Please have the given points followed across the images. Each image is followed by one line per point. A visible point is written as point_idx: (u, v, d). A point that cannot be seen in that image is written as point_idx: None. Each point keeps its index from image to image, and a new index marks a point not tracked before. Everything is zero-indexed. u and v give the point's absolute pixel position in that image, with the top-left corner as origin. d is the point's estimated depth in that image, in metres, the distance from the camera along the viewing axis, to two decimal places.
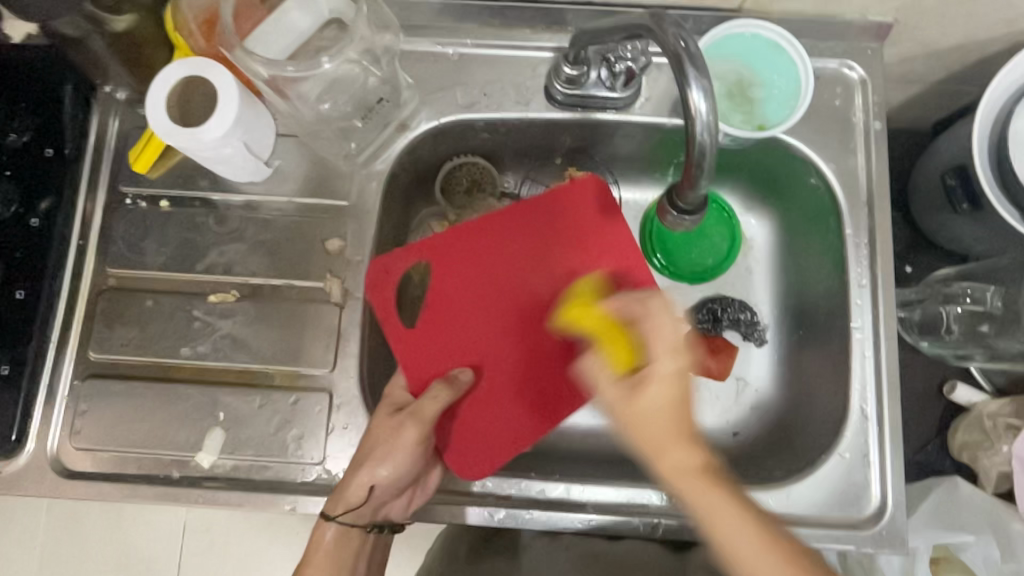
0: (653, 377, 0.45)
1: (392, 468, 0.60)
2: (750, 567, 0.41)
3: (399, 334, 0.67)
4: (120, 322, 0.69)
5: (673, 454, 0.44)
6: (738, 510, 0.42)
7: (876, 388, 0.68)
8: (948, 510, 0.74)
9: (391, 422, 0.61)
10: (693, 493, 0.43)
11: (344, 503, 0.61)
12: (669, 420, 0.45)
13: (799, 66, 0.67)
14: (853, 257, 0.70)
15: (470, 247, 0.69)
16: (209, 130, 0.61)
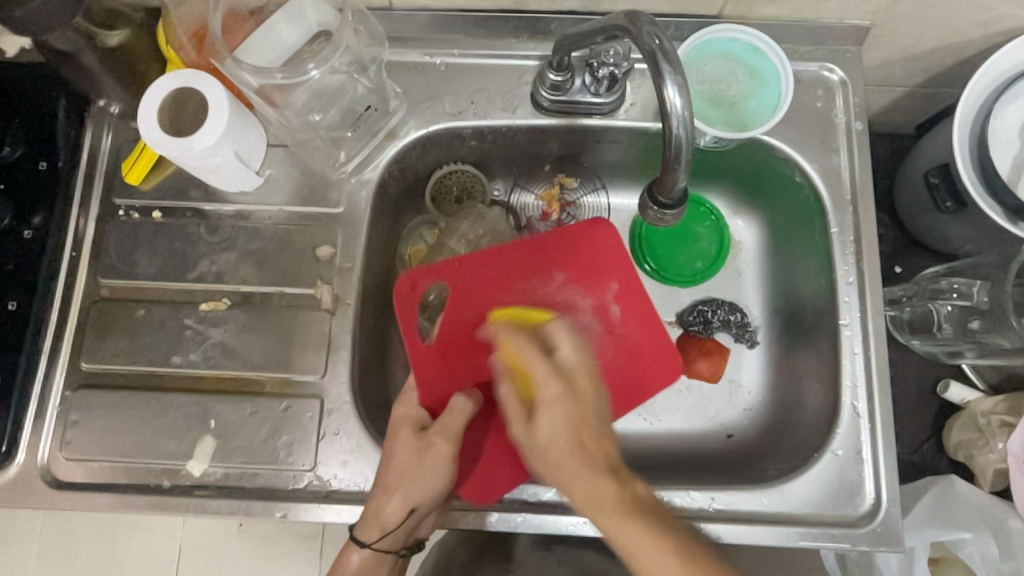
0: (542, 403, 0.52)
1: (430, 486, 0.59)
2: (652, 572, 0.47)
3: (419, 353, 0.67)
4: (112, 331, 0.69)
5: (580, 483, 0.50)
6: (638, 527, 0.48)
7: (867, 385, 0.67)
8: (946, 508, 0.74)
9: (418, 442, 0.60)
10: (605, 522, 0.49)
11: (380, 529, 0.59)
12: (562, 450, 0.51)
13: (779, 67, 0.69)
14: (839, 255, 0.71)
15: (489, 271, 0.70)
16: (198, 139, 0.62)
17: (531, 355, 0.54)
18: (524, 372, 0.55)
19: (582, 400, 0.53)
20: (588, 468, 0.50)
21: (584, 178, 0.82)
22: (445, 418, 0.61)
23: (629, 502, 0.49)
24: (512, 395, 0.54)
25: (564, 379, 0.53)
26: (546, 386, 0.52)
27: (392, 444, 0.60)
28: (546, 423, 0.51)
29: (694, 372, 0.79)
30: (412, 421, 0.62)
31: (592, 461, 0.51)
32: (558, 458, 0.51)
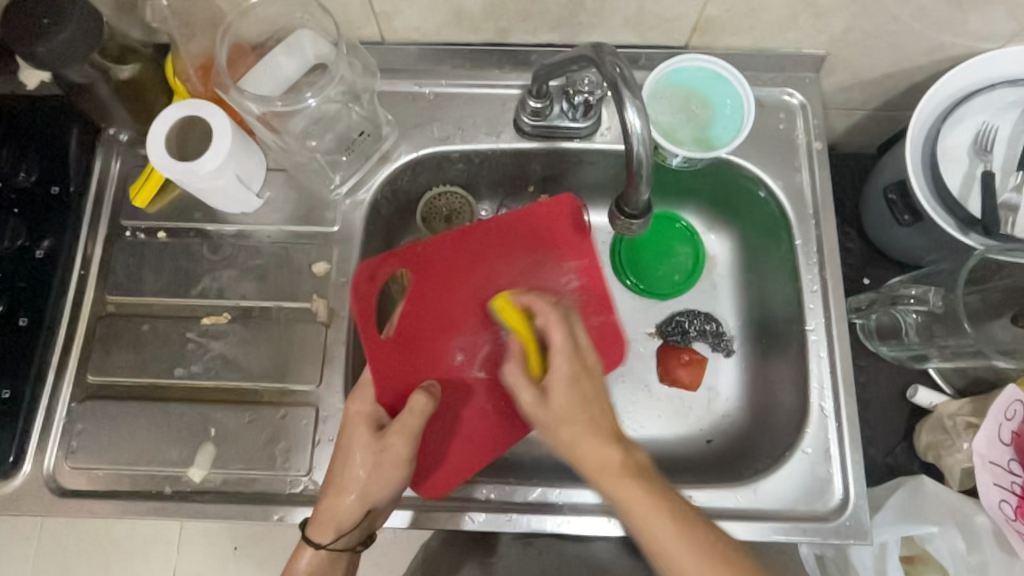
0: (552, 379, 0.57)
1: (384, 485, 0.61)
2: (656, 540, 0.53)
3: (376, 345, 0.68)
4: (117, 345, 0.73)
5: (590, 450, 0.55)
6: (641, 490, 0.53)
7: (833, 386, 0.72)
8: (914, 505, 0.77)
9: (375, 443, 0.61)
10: (614, 488, 0.54)
11: (334, 528, 0.62)
12: (575, 419, 0.56)
13: (740, 92, 0.74)
14: (804, 265, 0.76)
15: (447, 261, 0.72)
16: (203, 163, 0.67)
17: (553, 326, 0.59)
18: (535, 348, 0.60)
19: (591, 377, 0.58)
20: (590, 435, 0.55)
21: (566, 198, 0.88)
22: (402, 419, 0.61)
23: (632, 467, 0.55)
24: (521, 373, 0.59)
25: (575, 360, 0.58)
26: (561, 363, 0.57)
27: (349, 444, 0.62)
28: (558, 390, 0.57)
29: (673, 379, 0.83)
30: (370, 419, 0.64)
31: (601, 429, 0.56)
32: (568, 430, 0.56)
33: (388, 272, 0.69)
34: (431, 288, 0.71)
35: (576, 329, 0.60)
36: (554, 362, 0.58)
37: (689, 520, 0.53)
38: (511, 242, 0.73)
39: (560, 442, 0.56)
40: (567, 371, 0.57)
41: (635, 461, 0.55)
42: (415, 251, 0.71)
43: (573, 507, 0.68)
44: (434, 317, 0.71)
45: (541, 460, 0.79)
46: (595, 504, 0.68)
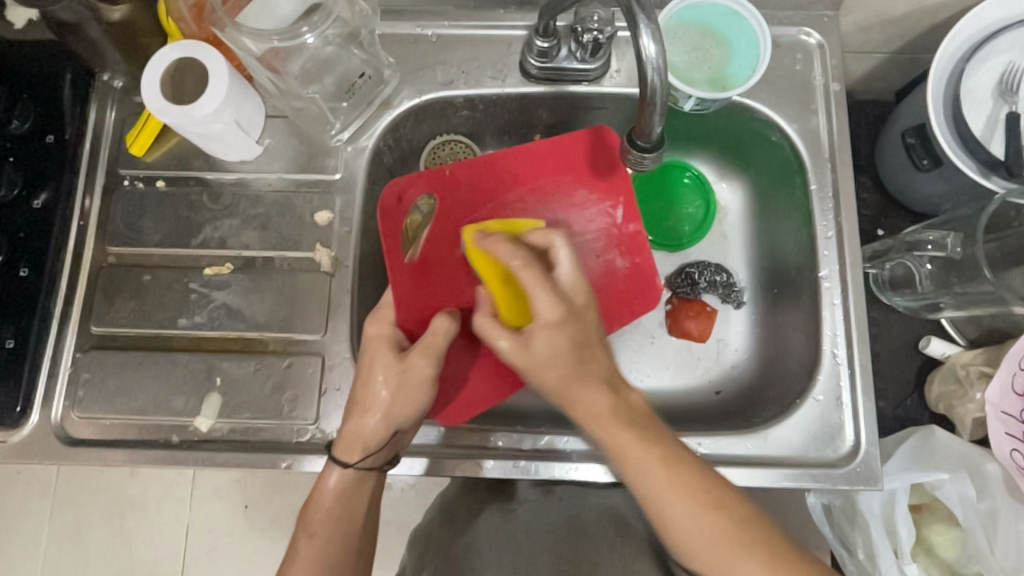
0: (537, 328, 0.52)
1: (410, 404, 0.60)
2: (635, 469, 0.51)
3: (399, 269, 0.69)
4: (119, 295, 0.72)
5: (573, 393, 0.53)
6: (630, 437, 0.52)
7: (846, 333, 0.70)
8: (924, 453, 0.76)
9: (399, 362, 0.60)
10: (598, 424, 0.53)
11: (361, 447, 0.59)
12: (563, 368, 0.52)
13: (758, 30, 0.71)
14: (818, 210, 0.74)
15: (472, 187, 0.73)
16: (201, 107, 0.65)
17: (524, 275, 0.53)
18: (509, 300, 0.59)
19: (577, 321, 0.53)
20: (583, 378, 0.52)
21: None
22: (427, 338, 0.61)
23: (620, 411, 0.53)
24: (492, 316, 0.57)
25: (563, 314, 0.52)
26: (546, 309, 0.52)
27: (370, 362, 0.61)
28: (540, 338, 0.52)
29: (683, 331, 0.82)
30: (391, 341, 0.63)
31: (590, 377, 0.53)
32: (557, 378, 0.52)
33: (415, 194, 0.71)
34: (460, 215, 0.72)
35: (560, 280, 0.54)
36: (540, 309, 0.52)
37: (686, 467, 0.51)
38: (537, 168, 0.73)
39: (539, 381, 0.53)
40: (557, 314, 0.52)
41: (623, 403, 0.53)
42: (446, 178, 0.72)
43: (580, 454, 0.68)
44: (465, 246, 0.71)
45: (548, 409, 0.78)
46: (602, 452, 0.68)
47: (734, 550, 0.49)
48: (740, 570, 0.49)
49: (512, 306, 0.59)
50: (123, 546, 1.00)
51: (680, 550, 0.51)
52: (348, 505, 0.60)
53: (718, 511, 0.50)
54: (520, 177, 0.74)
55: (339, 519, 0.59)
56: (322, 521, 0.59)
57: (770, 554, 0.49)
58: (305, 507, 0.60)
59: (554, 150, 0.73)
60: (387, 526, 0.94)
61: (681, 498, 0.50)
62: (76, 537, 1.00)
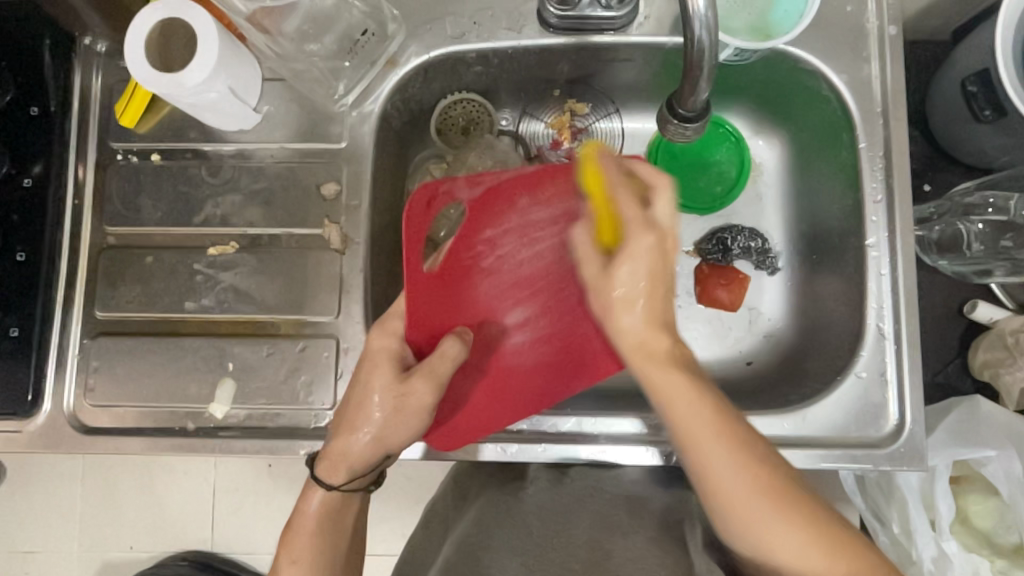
0: (629, 256, 0.44)
1: (404, 431, 0.56)
2: (690, 428, 0.44)
3: (417, 280, 0.54)
4: (122, 279, 0.69)
5: (645, 343, 0.45)
6: (690, 387, 0.44)
7: (893, 305, 0.66)
8: (969, 427, 0.74)
9: (395, 385, 0.55)
10: (653, 372, 0.45)
11: (347, 470, 0.57)
12: (654, 339, 0.45)
13: None
14: (867, 172, 0.67)
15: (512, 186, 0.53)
16: (190, 74, 0.59)
17: (622, 199, 0.44)
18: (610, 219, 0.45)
19: (669, 262, 0.45)
20: (650, 321, 0.45)
21: (596, 103, 0.79)
22: (432, 363, 0.54)
23: (691, 369, 0.45)
24: (589, 243, 0.46)
25: (658, 238, 0.44)
26: (638, 237, 0.43)
27: (366, 378, 0.56)
28: (626, 272, 0.44)
29: (713, 300, 0.78)
30: (392, 356, 0.57)
31: (661, 314, 0.45)
32: (641, 337, 0.45)
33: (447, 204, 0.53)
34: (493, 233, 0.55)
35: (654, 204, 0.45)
36: (635, 236, 0.43)
37: (738, 428, 0.45)
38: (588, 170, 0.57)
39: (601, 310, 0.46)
40: (653, 244, 0.44)
41: (689, 356, 0.46)
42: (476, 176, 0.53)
43: (609, 437, 0.65)
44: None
45: None
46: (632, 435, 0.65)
47: (787, 519, 0.45)
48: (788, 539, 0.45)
49: (612, 226, 0.45)
50: (155, 506, 1.02)
51: (726, 519, 0.46)
52: (331, 525, 0.59)
53: (778, 484, 0.45)
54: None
55: (321, 541, 0.59)
56: (304, 544, 0.58)
57: (828, 539, 0.45)
58: (287, 526, 0.59)
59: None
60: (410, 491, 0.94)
61: (739, 473, 0.44)
62: (109, 497, 1.02)
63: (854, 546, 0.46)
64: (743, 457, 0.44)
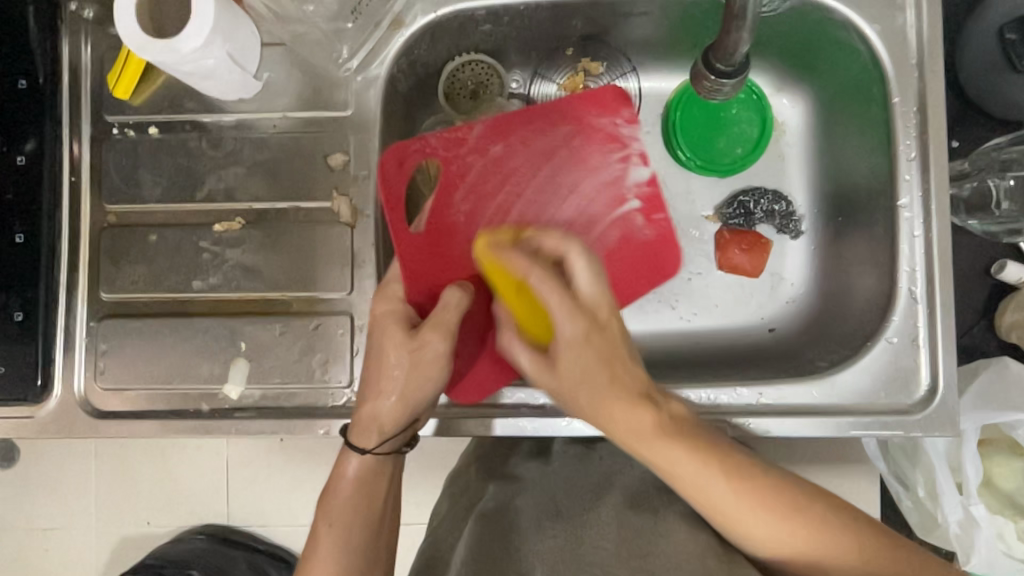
0: (562, 344, 0.48)
1: (426, 383, 0.56)
2: (677, 477, 0.50)
3: (407, 242, 0.63)
4: (127, 259, 0.66)
5: (618, 417, 0.49)
6: (650, 422, 0.49)
7: (926, 268, 0.63)
8: (999, 390, 0.72)
9: (407, 341, 0.56)
10: (647, 450, 0.49)
11: (378, 432, 0.56)
12: (593, 379, 0.49)
13: None
14: (901, 129, 0.64)
15: (478, 140, 0.67)
16: (186, 39, 0.55)
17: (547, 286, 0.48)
18: (536, 314, 0.51)
19: (604, 335, 0.49)
20: (609, 392, 0.49)
21: (611, 62, 0.75)
22: (437, 314, 0.56)
23: (671, 430, 0.49)
24: (510, 326, 0.53)
25: (581, 318, 0.48)
26: (565, 327, 0.48)
27: (380, 343, 0.57)
28: (565, 359, 0.49)
29: (733, 265, 0.76)
30: (401, 317, 0.58)
31: (613, 378, 0.49)
32: (590, 402, 0.50)
33: (418, 161, 0.64)
34: (471, 187, 0.67)
35: (575, 278, 0.49)
36: (559, 325, 0.48)
37: (713, 452, 0.50)
38: (541, 116, 0.68)
39: (568, 395, 0.51)
40: (573, 332, 0.48)
41: (671, 420, 0.49)
42: (447, 139, 0.66)
43: None
44: (463, 212, 0.67)
45: None
46: None
47: (761, 512, 0.49)
48: (766, 522, 0.49)
49: (535, 318, 0.51)
50: (170, 483, 1.02)
51: (715, 524, 0.52)
52: (367, 493, 0.58)
53: (752, 483, 0.50)
54: (516, 139, 0.68)
55: (359, 506, 0.57)
56: (340, 508, 0.57)
57: (800, 515, 0.50)
58: (325, 490, 0.58)
59: (560, 110, 0.68)
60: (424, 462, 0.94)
61: (723, 482, 0.49)
62: (123, 473, 1.02)
63: (823, 517, 0.50)
64: (713, 468, 0.49)
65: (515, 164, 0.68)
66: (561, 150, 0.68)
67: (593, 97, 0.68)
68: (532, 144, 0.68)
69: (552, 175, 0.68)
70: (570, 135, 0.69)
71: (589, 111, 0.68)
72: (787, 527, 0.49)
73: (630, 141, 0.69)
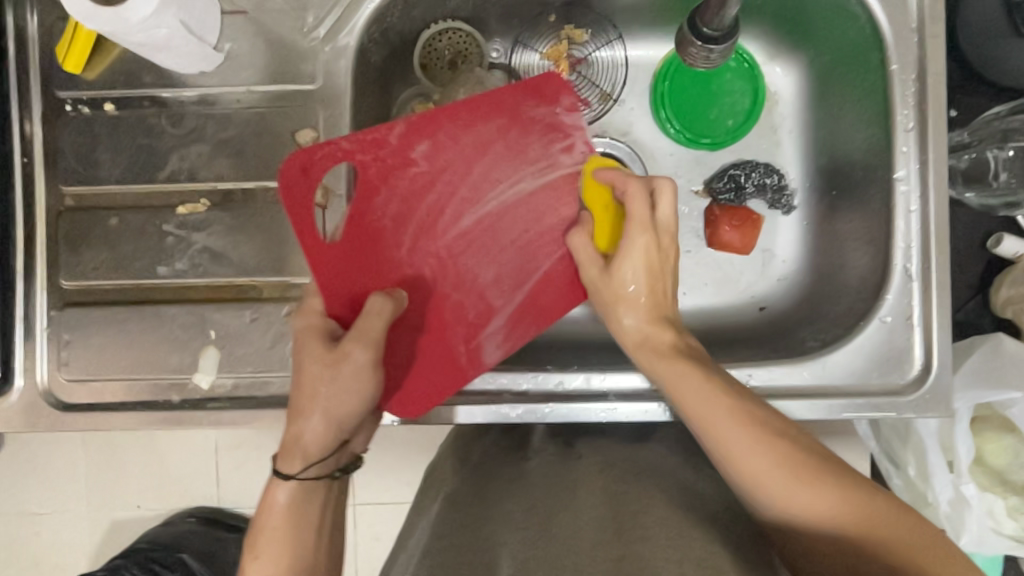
0: (629, 247, 0.56)
1: (351, 401, 0.53)
2: (703, 417, 0.48)
3: (323, 252, 0.58)
4: (86, 244, 0.63)
5: (642, 335, 0.55)
6: (699, 377, 0.50)
7: (922, 243, 0.61)
8: (992, 367, 0.71)
9: (328, 354, 0.53)
10: (668, 374, 0.52)
11: (302, 457, 0.53)
12: (646, 296, 0.56)
13: None
14: (899, 97, 0.61)
15: (399, 141, 0.60)
16: (135, 8, 0.51)
17: (632, 197, 0.56)
18: (608, 219, 0.60)
19: (663, 251, 0.56)
20: (647, 314, 0.56)
21: (595, 28, 0.72)
22: (361, 323, 0.54)
23: (687, 355, 0.53)
24: (585, 246, 0.59)
25: (650, 234, 0.56)
26: (633, 234, 0.56)
27: (300, 360, 0.54)
28: (626, 264, 0.56)
29: (723, 243, 0.73)
30: (321, 330, 0.55)
31: (656, 309, 0.56)
32: (640, 299, 0.56)
33: (325, 166, 0.58)
34: (396, 189, 0.61)
35: (658, 200, 0.56)
36: (631, 231, 0.56)
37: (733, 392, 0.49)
38: (472, 109, 0.61)
39: (614, 309, 0.56)
40: (643, 239, 0.56)
41: (717, 379, 0.50)
42: (361, 140, 0.59)
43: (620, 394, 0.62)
44: (389, 215, 0.61)
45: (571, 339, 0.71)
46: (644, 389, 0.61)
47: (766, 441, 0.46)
48: (755, 455, 0.46)
49: (609, 229, 0.60)
50: (155, 468, 1.00)
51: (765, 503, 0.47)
52: (299, 523, 0.54)
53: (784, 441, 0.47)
54: (444, 136, 0.61)
55: (288, 536, 0.53)
56: (270, 539, 0.53)
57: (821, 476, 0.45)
58: (255, 521, 0.54)
59: (493, 101, 0.61)
60: (411, 445, 0.92)
61: (740, 427, 0.47)
62: (107, 456, 1.00)
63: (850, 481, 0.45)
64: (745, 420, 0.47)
65: (446, 161, 0.61)
66: (496, 144, 0.62)
67: (533, 85, 0.61)
68: (463, 141, 0.61)
69: (490, 174, 0.62)
70: (504, 129, 0.62)
71: (524, 101, 0.62)
72: (782, 465, 0.46)
73: (574, 131, 0.62)
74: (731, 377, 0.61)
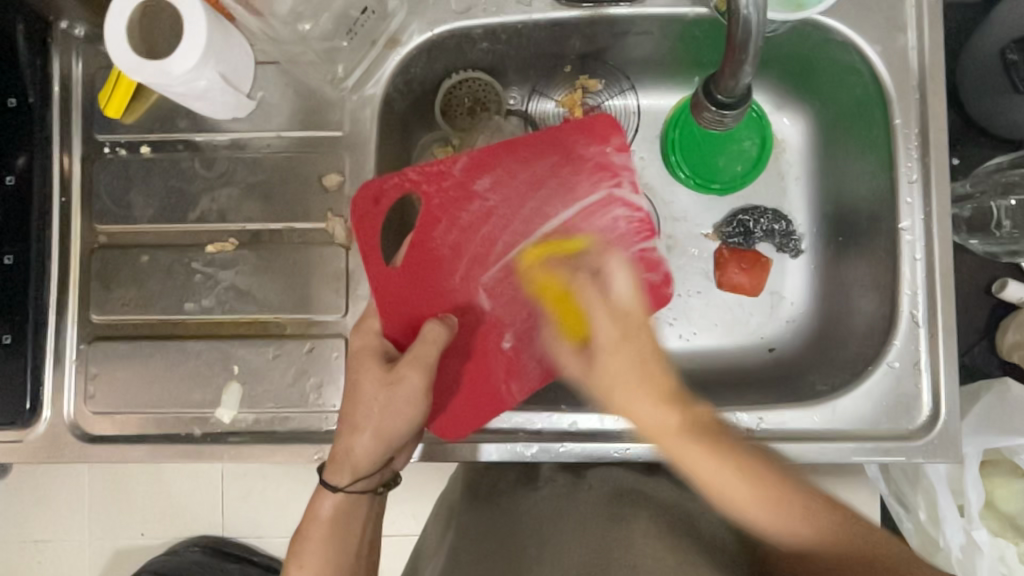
0: (599, 347, 0.53)
1: (402, 421, 0.55)
2: (717, 486, 0.47)
3: (384, 277, 0.61)
4: (117, 280, 0.65)
5: (646, 416, 0.50)
6: (706, 449, 0.48)
7: (927, 290, 0.63)
8: (1000, 412, 0.71)
9: (384, 376, 0.55)
10: (673, 448, 0.49)
11: (351, 471, 0.55)
12: (632, 385, 0.50)
13: None
14: (902, 151, 0.64)
15: (460, 175, 0.63)
16: (178, 61, 0.54)
17: (587, 284, 0.56)
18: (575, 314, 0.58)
19: (633, 328, 0.53)
20: (652, 399, 0.50)
21: (609, 79, 0.75)
22: (416, 348, 0.56)
23: (696, 427, 0.49)
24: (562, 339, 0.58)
25: (618, 320, 0.53)
26: (600, 328, 0.53)
27: (355, 377, 0.56)
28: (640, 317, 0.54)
29: (733, 285, 0.75)
30: (377, 351, 0.58)
31: (658, 388, 0.50)
32: (632, 393, 0.50)
33: (394, 196, 0.62)
34: (455, 220, 0.63)
35: (614, 283, 0.55)
36: (597, 323, 0.53)
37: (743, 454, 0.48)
38: (531, 146, 0.64)
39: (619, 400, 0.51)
40: (615, 332, 0.52)
41: (698, 420, 0.49)
42: (427, 171, 0.63)
43: (632, 434, 0.63)
44: (447, 243, 0.63)
45: None
46: None
47: (775, 501, 0.46)
48: (750, 506, 0.46)
49: (574, 315, 0.58)
50: (164, 497, 1.01)
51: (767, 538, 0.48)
52: (341, 536, 0.55)
53: (794, 493, 0.47)
54: (504, 169, 0.64)
55: (332, 549, 0.55)
56: (314, 550, 0.54)
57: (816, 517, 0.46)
58: (299, 531, 0.56)
59: (549, 140, 0.64)
60: (420, 479, 0.92)
61: (749, 492, 0.46)
62: (118, 483, 1.00)
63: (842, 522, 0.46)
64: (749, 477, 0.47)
65: (505, 194, 0.64)
66: (550, 180, 0.64)
67: (588, 126, 0.64)
68: (520, 176, 0.64)
69: (541, 208, 0.64)
70: (557, 165, 0.64)
71: (578, 141, 0.64)
72: (781, 510, 0.46)
73: (622, 172, 0.64)
74: (743, 420, 0.62)
